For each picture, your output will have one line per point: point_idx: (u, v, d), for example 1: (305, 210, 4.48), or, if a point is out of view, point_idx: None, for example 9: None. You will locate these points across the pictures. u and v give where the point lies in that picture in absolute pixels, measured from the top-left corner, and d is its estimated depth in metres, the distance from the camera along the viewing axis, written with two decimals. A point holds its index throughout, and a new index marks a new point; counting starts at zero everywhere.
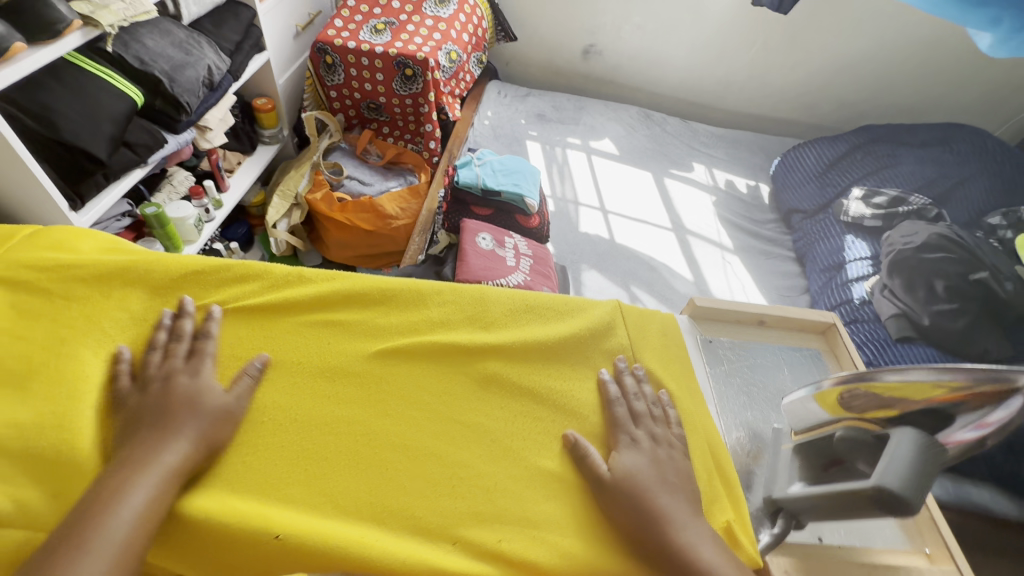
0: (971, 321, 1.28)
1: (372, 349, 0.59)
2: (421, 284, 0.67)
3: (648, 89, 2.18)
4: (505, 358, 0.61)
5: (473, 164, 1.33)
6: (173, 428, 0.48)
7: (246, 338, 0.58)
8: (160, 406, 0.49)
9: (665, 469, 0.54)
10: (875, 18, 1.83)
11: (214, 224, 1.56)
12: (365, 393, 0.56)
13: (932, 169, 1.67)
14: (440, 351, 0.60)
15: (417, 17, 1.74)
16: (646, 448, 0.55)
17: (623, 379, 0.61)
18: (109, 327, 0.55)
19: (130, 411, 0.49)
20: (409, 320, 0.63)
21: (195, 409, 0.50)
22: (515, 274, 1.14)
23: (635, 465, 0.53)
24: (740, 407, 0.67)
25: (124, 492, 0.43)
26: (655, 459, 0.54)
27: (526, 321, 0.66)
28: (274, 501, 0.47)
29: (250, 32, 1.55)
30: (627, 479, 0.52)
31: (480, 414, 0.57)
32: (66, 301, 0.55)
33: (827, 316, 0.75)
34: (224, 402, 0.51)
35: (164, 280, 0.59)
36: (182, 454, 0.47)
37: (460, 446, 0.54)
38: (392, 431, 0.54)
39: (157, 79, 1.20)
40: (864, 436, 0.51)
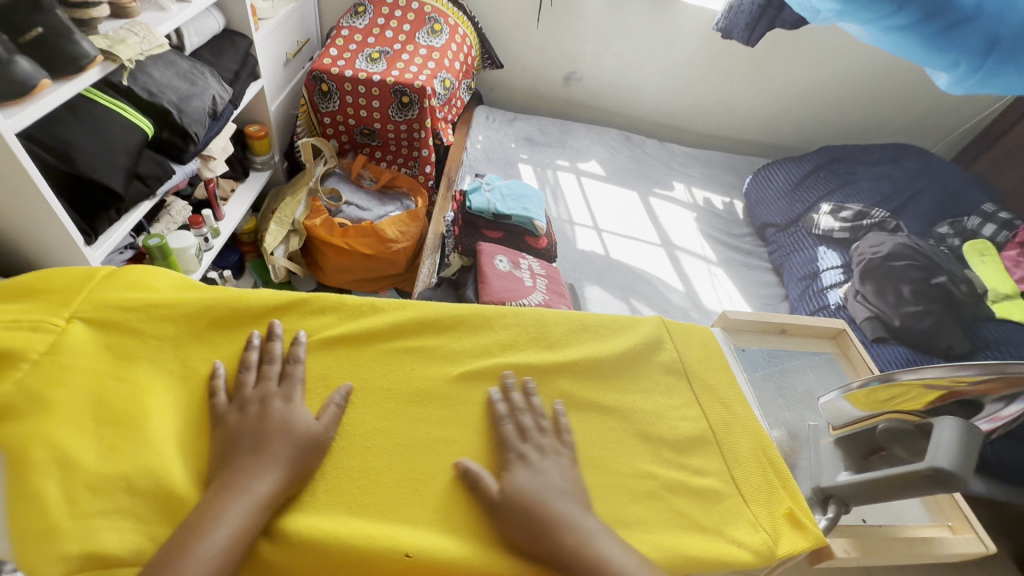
0: (936, 319, 1.44)
1: (453, 372, 0.64)
2: (486, 308, 0.71)
3: (625, 113, 2.31)
4: (574, 376, 0.66)
5: (483, 190, 1.39)
6: (268, 456, 0.50)
7: (320, 363, 0.61)
8: (257, 429, 0.52)
9: (557, 479, 0.55)
10: (827, 51, 2.03)
11: (212, 252, 1.54)
12: (454, 414, 0.60)
13: (887, 185, 1.87)
14: (515, 370, 0.65)
15: (411, 46, 1.78)
16: (532, 463, 0.55)
17: (509, 396, 0.62)
18: (201, 368, 0.57)
19: (231, 429, 0.52)
20: (482, 343, 0.67)
21: (290, 436, 0.52)
22: (534, 294, 1.20)
23: (525, 482, 0.53)
24: (778, 408, 0.75)
25: (221, 514, 0.46)
26: (545, 472, 0.55)
27: (583, 338, 0.71)
28: (396, 522, 0.51)
29: (247, 61, 1.55)
30: (516, 494, 0.52)
31: (560, 430, 0.62)
32: (157, 342, 0.57)
33: (837, 323, 0.85)
34: (315, 430, 0.54)
35: (257, 314, 0.62)
36: (273, 484, 0.49)
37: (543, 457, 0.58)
38: (487, 448, 0.58)
39: (166, 110, 1.19)
40: (905, 426, 0.58)
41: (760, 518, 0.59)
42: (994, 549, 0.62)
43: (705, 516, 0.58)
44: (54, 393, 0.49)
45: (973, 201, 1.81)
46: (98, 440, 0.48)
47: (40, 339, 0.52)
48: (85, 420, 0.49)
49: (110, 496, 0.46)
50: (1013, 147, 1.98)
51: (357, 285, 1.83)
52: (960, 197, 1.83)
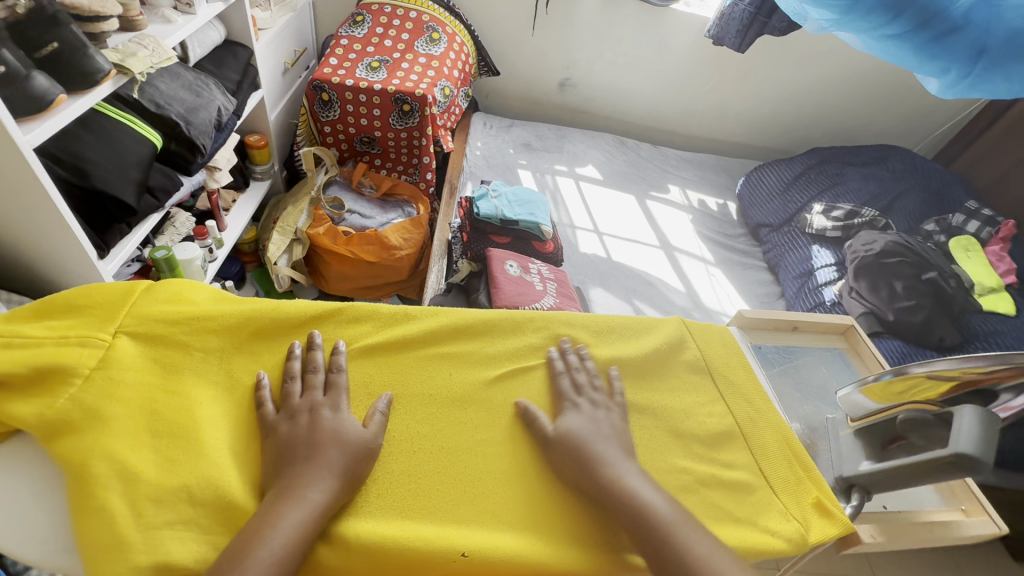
0: (927, 314, 1.49)
1: (489, 375, 0.65)
2: (515, 313, 0.73)
3: (619, 118, 2.35)
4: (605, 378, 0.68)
5: (490, 197, 1.41)
6: (321, 463, 0.51)
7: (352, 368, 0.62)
8: (308, 439, 0.53)
9: (605, 428, 0.60)
10: (813, 55, 2.10)
11: (217, 263, 1.53)
12: (493, 415, 0.62)
13: (875, 185, 1.93)
14: (548, 373, 0.67)
15: (410, 55, 1.80)
16: (585, 412, 0.62)
17: (566, 356, 0.68)
18: (246, 380, 0.58)
19: (281, 438, 0.53)
20: (515, 346, 0.69)
21: (342, 444, 0.53)
22: (546, 298, 1.22)
23: (577, 426, 0.59)
24: (796, 402, 0.78)
25: (278, 521, 0.46)
26: (595, 419, 0.61)
27: (610, 340, 0.73)
28: (447, 522, 0.53)
29: (248, 71, 1.55)
30: (568, 437, 0.58)
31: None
32: (202, 354, 0.57)
33: (846, 319, 0.88)
34: (363, 437, 0.55)
35: (295, 324, 0.63)
36: (326, 492, 0.50)
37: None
38: (528, 447, 0.60)
39: (174, 122, 1.19)
40: (925, 415, 0.61)
41: (790, 508, 0.61)
42: (1007, 529, 0.65)
43: (739, 507, 0.60)
44: (110, 407, 0.50)
45: (956, 199, 1.89)
46: (156, 453, 0.49)
47: (90, 355, 0.52)
48: (140, 433, 0.50)
49: (172, 508, 0.46)
50: (990, 147, 2.06)
51: (359, 292, 1.83)
52: (944, 195, 1.90)
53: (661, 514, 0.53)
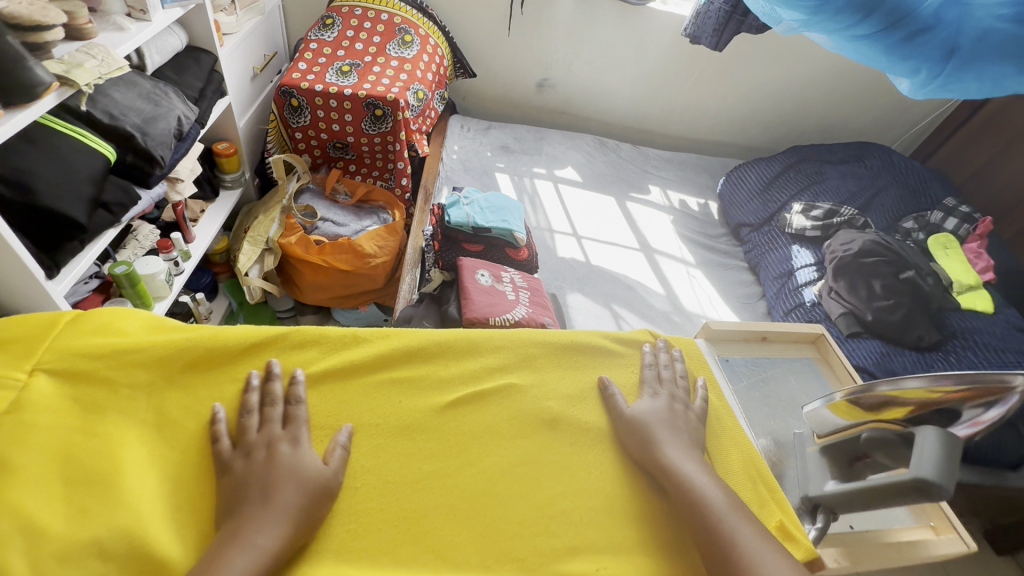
0: (905, 312, 1.49)
1: (441, 401, 0.63)
2: (471, 332, 0.71)
3: (598, 118, 2.33)
4: (563, 401, 0.66)
5: (461, 204, 1.38)
6: (276, 504, 0.49)
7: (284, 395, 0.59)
8: (264, 475, 0.51)
9: (677, 418, 0.65)
10: (791, 53, 2.08)
11: (184, 276, 1.49)
12: (448, 443, 0.59)
13: (854, 183, 1.92)
14: (504, 396, 0.65)
15: (382, 58, 1.76)
16: (662, 399, 0.66)
17: (657, 352, 0.74)
18: (177, 415, 0.54)
19: (236, 476, 0.51)
20: (471, 369, 0.67)
21: (298, 481, 0.51)
22: (518, 307, 1.20)
23: (648, 410, 0.64)
24: (764, 418, 0.76)
25: (220, 567, 0.44)
26: (671, 407, 0.66)
27: (573, 360, 0.71)
28: (386, 565, 0.50)
29: (212, 78, 1.51)
30: (639, 420, 0.63)
31: (557, 456, 0.61)
32: (128, 390, 0.54)
33: (816, 328, 0.87)
34: (320, 473, 0.53)
35: (233, 353, 0.60)
36: (274, 536, 0.47)
37: (547, 481, 0.58)
38: (482, 474, 0.57)
39: (129, 134, 1.16)
40: (888, 434, 0.59)
41: None
42: (977, 547, 0.63)
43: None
44: (19, 456, 0.47)
45: (934, 195, 1.89)
46: (68, 504, 0.46)
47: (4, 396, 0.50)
48: (53, 483, 0.47)
49: (81, 566, 0.43)
50: (965, 142, 2.07)
51: (335, 301, 1.79)
52: (922, 192, 1.89)
53: (711, 500, 0.56)
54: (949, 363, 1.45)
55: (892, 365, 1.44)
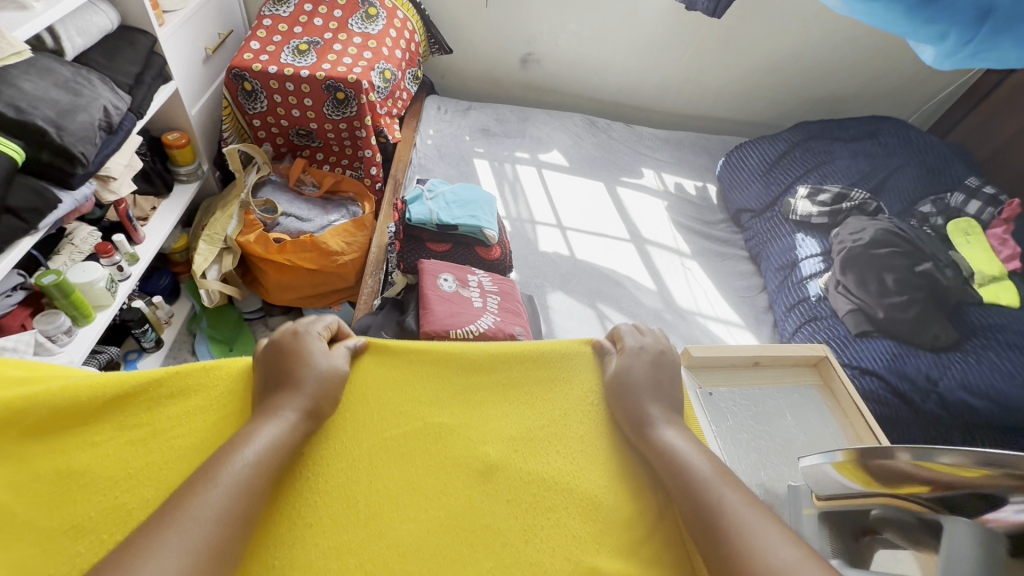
0: (920, 309, 1.35)
1: (361, 449, 0.59)
2: (402, 352, 0.70)
3: (588, 95, 2.15)
4: (504, 445, 0.61)
5: (425, 198, 1.24)
6: (304, 389, 0.61)
7: (148, 457, 0.55)
8: (278, 365, 0.63)
9: (662, 371, 0.68)
10: (798, 18, 1.89)
11: (130, 282, 1.37)
12: (366, 507, 0.54)
13: (866, 163, 1.76)
14: (429, 437, 0.61)
15: (344, 35, 1.60)
16: (645, 356, 0.70)
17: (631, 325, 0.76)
18: (5, 497, 0.50)
19: (262, 369, 0.63)
20: (393, 406, 0.64)
21: (315, 372, 0.63)
22: (484, 316, 1.07)
23: (630, 366, 0.68)
24: (752, 466, 0.65)
25: (254, 432, 0.54)
26: (654, 364, 0.69)
27: (523, 393, 0.67)
28: None
29: (152, 61, 1.36)
30: (622, 375, 0.67)
31: (488, 517, 0.55)
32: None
33: (819, 348, 0.74)
34: (323, 366, 0.64)
35: (88, 407, 0.56)
36: (298, 410, 0.58)
37: (473, 549, 0.52)
38: (404, 533, 0.52)
39: (41, 129, 1.02)
40: (908, 517, 0.47)
41: None
42: None
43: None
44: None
45: (955, 175, 1.72)
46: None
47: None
48: None
49: None
50: (991, 114, 1.88)
51: (304, 302, 1.67)
52: (942, 171, 1.73)
53: (697, 470, 0.55)
54: (968, 364, 1.31)
55: (904, 369, 1.30)
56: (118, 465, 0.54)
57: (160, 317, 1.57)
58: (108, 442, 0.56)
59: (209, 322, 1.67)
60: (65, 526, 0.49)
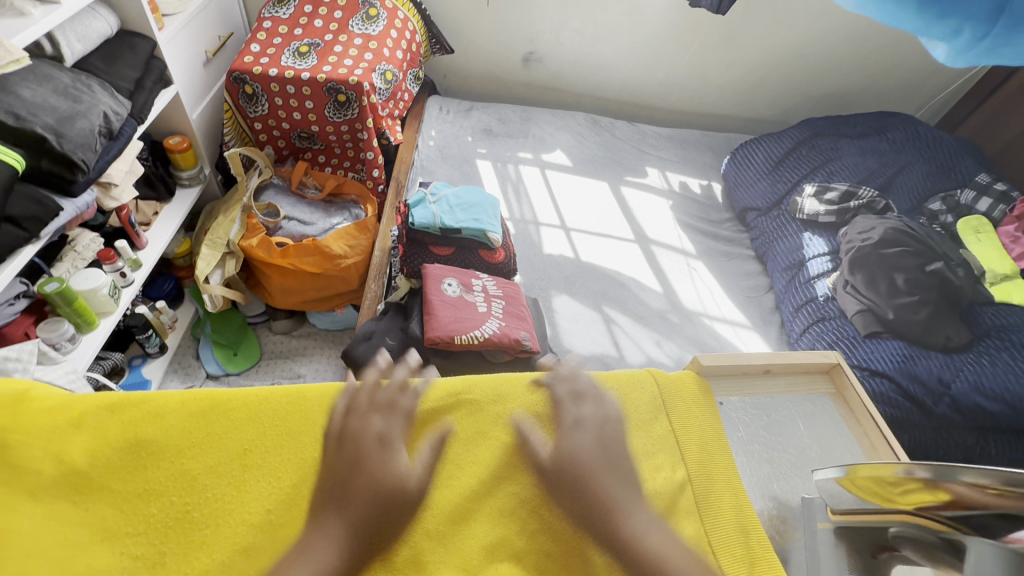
0: (932, 309, 1.33)
1: None
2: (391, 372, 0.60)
3: (591, 94, 2.13)
4: (530, 421, 0.58)
5: (428, 202, 1.23)
6: (349, 510, 0.45)
7: (211, 429, 0.52)
8: (345, 463, 0.48)
9: (608, 446, 0.53)
10: (804, 13, 1.87)
11: (133, 288, 1.37)
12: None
13: (874, 160, 1.73)
14: (456, 410, 0.59)
15: (344, 36, 1.59)
16: (591, 426, 0.55)
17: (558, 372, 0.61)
18: (82, 464, 0.47)
19: (327, 468, 0.49)
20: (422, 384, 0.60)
21: (378, 489, 0.46)
22: (489, 321, 1.06)
23: (580, 446, 0.52)
24: (765, 478, 0.64)
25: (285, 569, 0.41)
26: (601, 436, 0.54)
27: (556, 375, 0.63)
28: None
29: (152, 66, 1.35)
30: (569, 460, 0.52)
31: (514, 485, 0.55)
32: (24, 437, 0.47)
33: (830, 355, 0.72)
34: (402, 471, 0.49)
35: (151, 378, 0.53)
36: (342, 546, 0.43)
37: (501, 514, 0.52)
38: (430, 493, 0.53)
39: (41, 136, 1.02)
40: (928, 535, 0.44)
41: None
42: None
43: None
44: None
45: (965, 172, 1.69)
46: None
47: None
48: None
49: None
50: (1001, 108, 1.85)
51: (307, 305, 1.66)
52: (952, 167, 1.70)
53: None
54: (981, 366, 1.29)
55: (916, 369, 1.28)
56: (183, 435, 0.51)
57: (164, 322, 1.57)
58: (171, 412, 0.52)
59: (213, 326, 1.65)
60: (142, 490, 0.48)
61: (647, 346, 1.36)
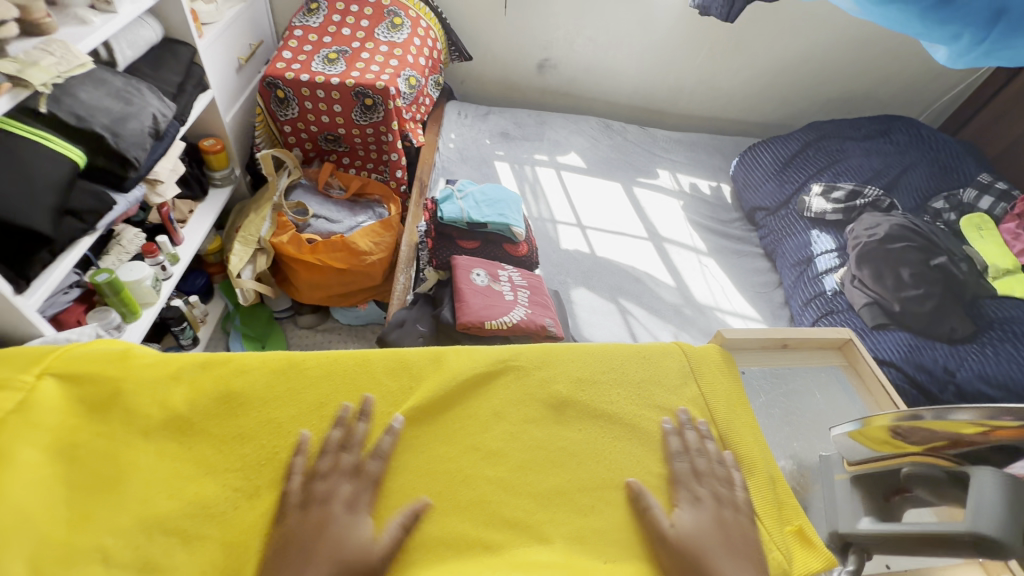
0: (937, 302, 1.39)
1: (452, 382, 0.61)
2: (442, 350, 0.65)
3: (603, 99, 2.21)
4: (572, 384, 0.64)
5: (455, 198, 1.30)
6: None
7: (291, 384, 0.58)
8: (313, 537, 0.48)
9: (730, 533, 0.53)
10: (808, 21, 1.94)
11: (172, 281, 1.44)
12: (452, 432, 0.58)
13: (879, 160, 1.80)
14: (508, 375, 0.64)
15: (371, 44, 1.67)
16: (707, 506, 0.55)
17: (683, 432, 0.62)
18: (183, 409, 0.54)
19: (284, 534, 0.48)
20: (478, 355, 0.65)
21: (340, 557, 0.47)
22: (516, 309, 1.12)
23: (696, 526, 0.53)
24: (785, 439, 0.71)
25: None
26: (720, 518, 0.54)
27: (597, 348, 0.68)
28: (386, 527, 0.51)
29: (192, 71, 1.43)
30: (690, 543, 0.52)
31: (563, 440, 0.59)
32: (134, 386, 0.54)
33: (843, 331, 0.78)
34: (364, 537, 0.49)
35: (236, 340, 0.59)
36: None
37: (554, 464, 0.57)
38: (489, 441, 0.58)
39: (99, 135, 1.09)
40: (936, 471, 0.50)
41: (770, 529, 0.56)
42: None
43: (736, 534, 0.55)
44: (9, 456, 0.46)
45: (967, 172, 1.75)
46: (70, 509, 0.47)
47: (6, 398, 0.49)
48: (58, 485, 0.47)
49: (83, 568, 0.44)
50: (1001, 112, 1.92)
51: (332, 300, 1.72)
52: (954, 168, 1.77)
53: None
54: (985, 356, 1.34)
55: (922, 359, 1.34)
56: (266, 389, 0.57)
57: (196, 316, 1.63)
58: (255, 368, 0.58)
59: (242, 320, 1.73)
60: (235, 433, 0.54)
61: (662, 336, 1.42)
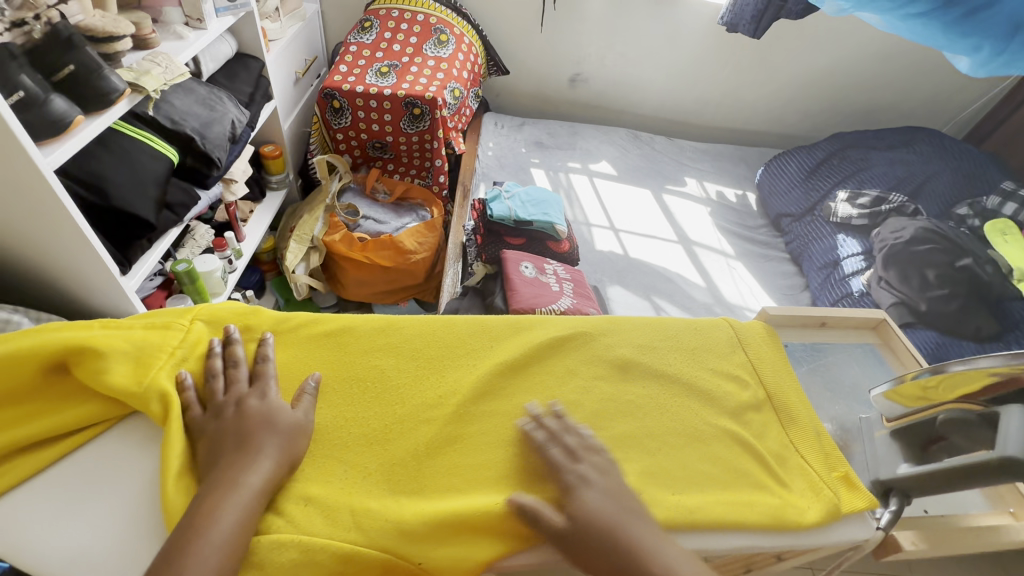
0: (962, 302, 1.44)
1: (530, 343, 0.70)
2: (521, 319, 0.74)
3: (632, 111, 2.31)
4: (635, 348, 0.72)
5: (502, 198, 1.40)
6: (248, 449, 0.54)
7: (391, 339, 0.69)
8: (239, 427, 0.56)
9: (625, 502, 0.54)
10: (831, 37, 2.03)
11: (237, 274, 1.56)
12: (532, 384, 0.67)
13: (902, 169, 1.86)
14: (579, 341, 0.72)
15: (419, 58, 1.80)
16: (594, 482, 0.55)
17: (543, 421, 0.61)
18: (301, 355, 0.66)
19: (212, 434, 0.56)
20: (552, 324, 0.74)
21: (273, 430, 0.56)
22: (563, 299, 1.21)
23: (593, 503, 0.53)
24: (828, 402, 0.79)
25: (217, 514, 0.48)
26: (609, 489, 0.55)
27: (653, 320, 0.76)
28: (474, 454, 0.60)
29: (260, 83, 1.56)
30: (586, 518, 0.52)
31: (630, 395, 0.67)
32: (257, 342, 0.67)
33: (878, 313, 0.85)
34: (296, 419, 0.58)
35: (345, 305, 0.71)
36: (263, 476, 0.53)
37: (627, 414, 0.65)
38: (566, 393, 0.66)
39: (189, 137, 1.22)
40: (969, 415, 0.61)
41: (815, 469, 0.64)
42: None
43: (786, 475, 0.63)
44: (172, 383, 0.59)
45: (990, 180, 1.81)
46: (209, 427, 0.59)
47: (173, 336, 0.64)
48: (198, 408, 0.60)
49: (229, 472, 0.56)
50: None
51: (377, 296, 1.83)
52: (978, 176, 1.82)
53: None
54: None
55: (949, 356, 1.39)
56: (371, 342, 0.68)
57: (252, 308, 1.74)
58: (361, 326, 0.70)
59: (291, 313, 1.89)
60: (348, 375, 0.65)
61: None
